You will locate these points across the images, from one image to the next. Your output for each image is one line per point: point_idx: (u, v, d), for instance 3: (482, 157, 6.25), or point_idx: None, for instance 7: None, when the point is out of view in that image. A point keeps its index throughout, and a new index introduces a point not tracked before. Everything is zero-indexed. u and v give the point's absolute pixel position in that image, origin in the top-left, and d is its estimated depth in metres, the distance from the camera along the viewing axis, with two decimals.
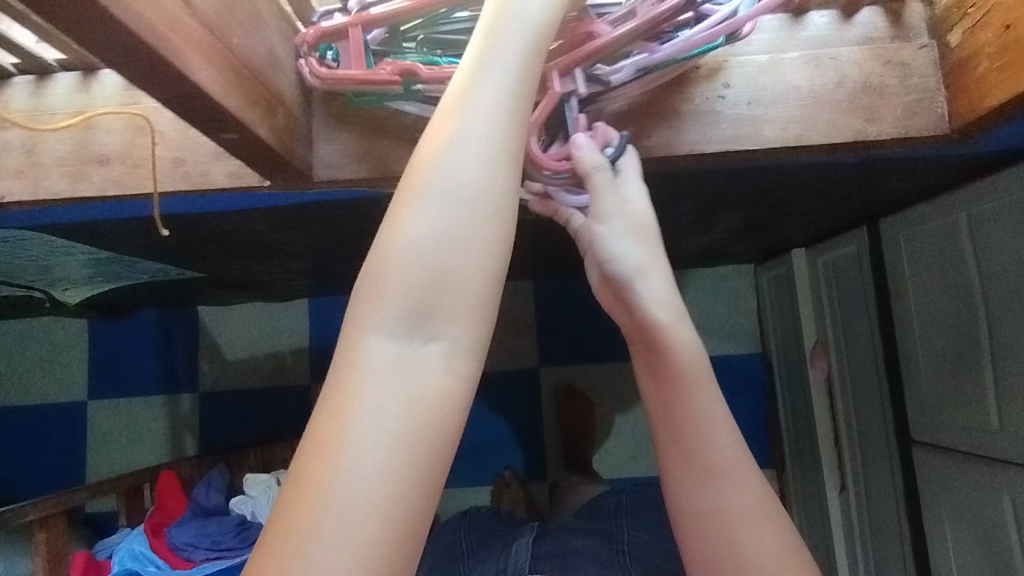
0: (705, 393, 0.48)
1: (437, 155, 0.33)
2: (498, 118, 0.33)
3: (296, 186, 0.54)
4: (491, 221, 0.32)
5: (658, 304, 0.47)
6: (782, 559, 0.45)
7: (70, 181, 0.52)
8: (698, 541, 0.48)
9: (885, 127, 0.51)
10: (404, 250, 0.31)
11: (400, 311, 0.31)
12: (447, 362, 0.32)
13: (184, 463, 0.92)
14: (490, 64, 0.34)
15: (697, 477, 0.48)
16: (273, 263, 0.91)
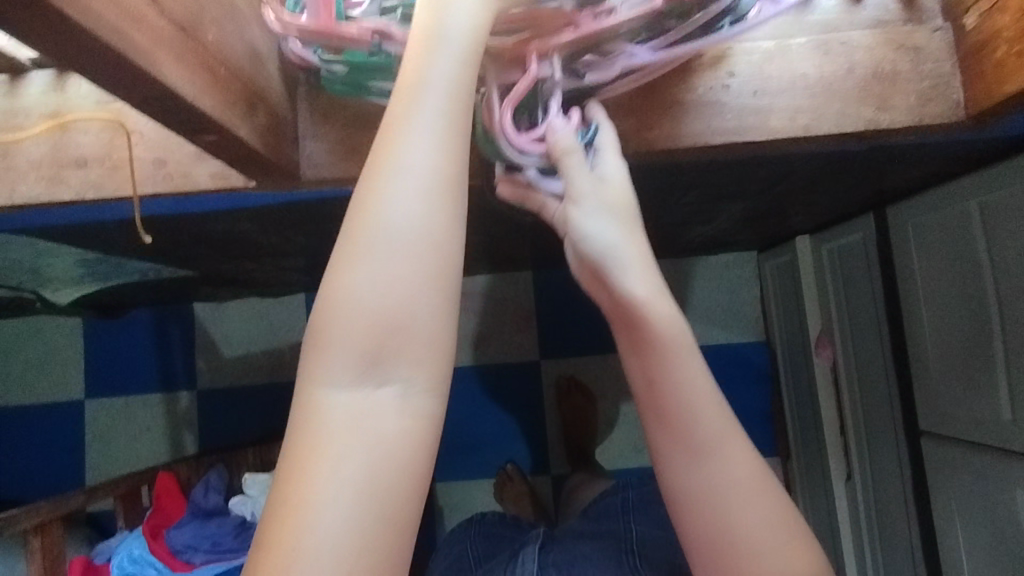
0: (687, 362, 0.39)
1: (376, 186, 0.30)
2: (439, 138, 0.30)
3: (282, 186, 0.52)
4: (439, 253, 0.30)
5: (637, 280, 0.39)
6: (778, 532, 0.40)
7: (47, 185, 0.50)
8: (694, 528, 0.40)
9: (897, 115, 0.49)
10: (349, 298, 0.29)
11: (350, 359, 0.29)
12: (405, 406, 0.29)
13: (181, 465, 0.91)
14: (426, 79, 0.31)
15: (684, 457, 0.40)
16: (266, 261, 0.90)
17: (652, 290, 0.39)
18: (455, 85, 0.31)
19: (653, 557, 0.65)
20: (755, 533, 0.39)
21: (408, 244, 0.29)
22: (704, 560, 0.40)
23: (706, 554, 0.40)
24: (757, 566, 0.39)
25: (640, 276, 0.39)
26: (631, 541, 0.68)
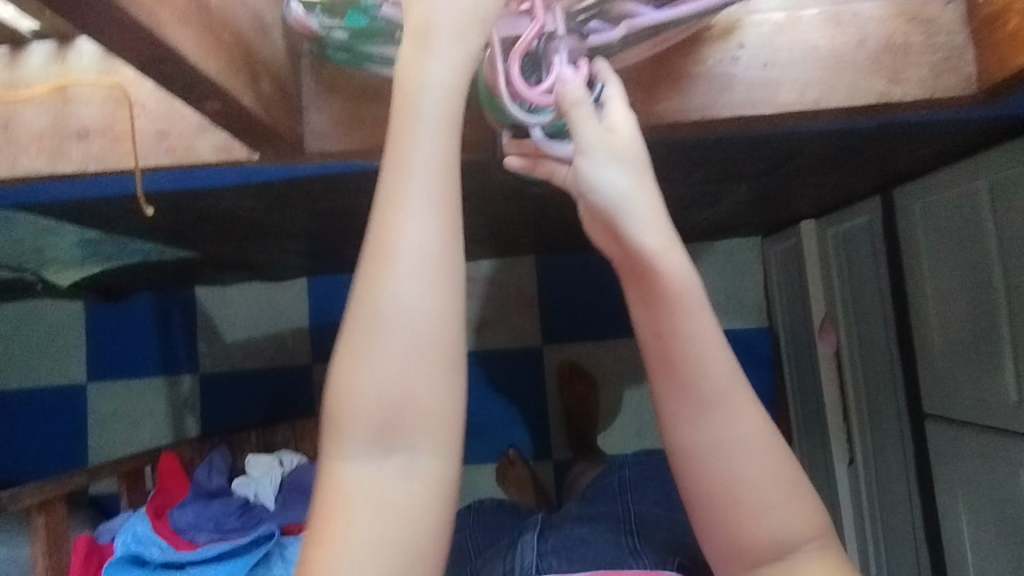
0: (697, 318, 0.39)
1: (374, 272, 0.30)
2: (432, 214, 0.30)
3: (286, 160, 0.51)
4: (441, 329, 0.30)
5: (646, 231, 0.38)
6: (778, 489, 0.40)
7: (48, 157, 0.50)
8: (695, 479, 0.41)
9: (909, 88, 0.49)
10: (359, 382, 0.29)
11: (362, 443, 0.30)
12: (420, 481, 0.30)
13: (185, 445, 0.92)
14: (416, 153, 0.31)
15: (691, 412, 0.40)
16: (268, 242, 0.89)
17: (663, 244, 0.38)
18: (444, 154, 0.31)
19: (657, 534, 0.65)
20: (755, 488, 0.40)
21: (412, 322, 0.30)
22: (700, 507, 0.41)
23: (704, 505, 0.41)
24: (754, 518, 0.40)
25: (649, 226, 0.38)
26: (632, 521, 0.67)
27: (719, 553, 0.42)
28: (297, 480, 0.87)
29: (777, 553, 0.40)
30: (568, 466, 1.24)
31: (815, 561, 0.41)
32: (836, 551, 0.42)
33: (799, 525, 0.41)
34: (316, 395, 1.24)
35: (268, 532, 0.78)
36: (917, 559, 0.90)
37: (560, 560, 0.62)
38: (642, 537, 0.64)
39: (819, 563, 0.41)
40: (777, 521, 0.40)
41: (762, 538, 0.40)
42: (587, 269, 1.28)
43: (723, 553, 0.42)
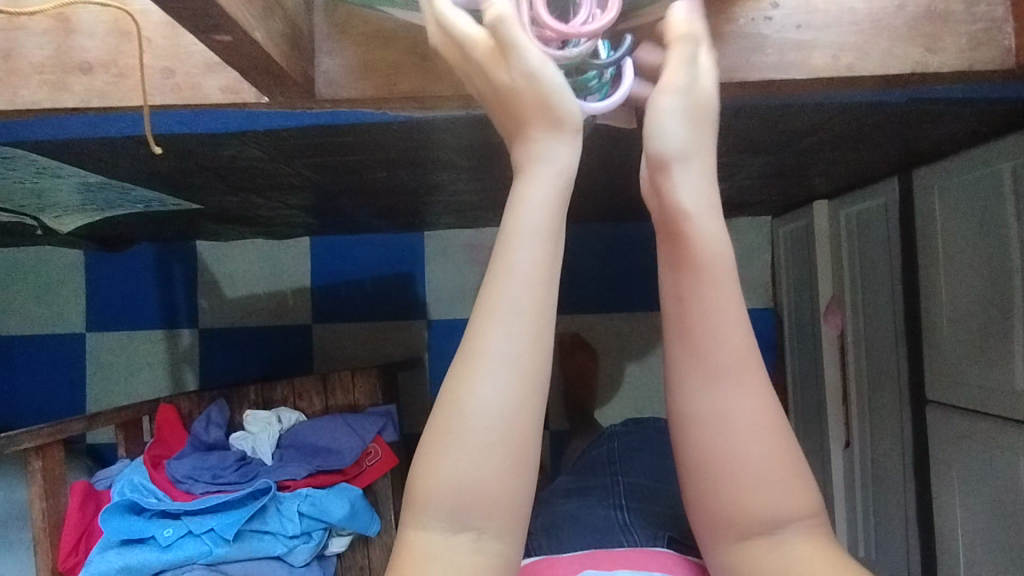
0: (716, 290, 0.39)
1: (468, 380, 0.38)
2: (521, 337, 0.38)
3: (297, 105, 0.50)
4: (519, 428, 0.38)
5: (689, 196, 0.39)
6: (777, 469, 0.39)
7: (50, 90, 0.49)
8: (694, 449, 0.40)
9: (946, 58, 0.47)
10: (445, 469, 0.37)
11: (442, 514, 0.38)
12: (484, 545, 0.38)
13: (183, 398, 0.91)
14: (512, 285, 0.38)
15: (697, 379, 0.39)
16: (272, 197, 0.87)
17: (703, 210, 0.39)
18: (535, 292, 0.38)
19: (651, 505, 0.64)
20: (753, 463, 0.39)
21: (493, 422, 0.37)
22: (696, 477, 0.40)
23: (699, 475, 0.40)
24: (749, 494, 0.39)
25: (696, 192, 0.39)
26: (624, 495, 0.66)
27: (709, 526, 0.41)
28: (295, 438, 0.87)
29: (769, 531, 0.40)
30: (564, 437, 1.24)
31: (806, 546, 0.40)
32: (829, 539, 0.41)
33: (795, 507, 0.40)
34: (315, 355, 1.24)
35: (265, 486, 0.77)
36: (907, 543, 0.90)
37: (548, 539, 0.62)
38: (634, 509, 0.63)
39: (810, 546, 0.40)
40: (772, 499, 0.39)
41: (754, 514, 0.40)
42: (594, 241, 1.26)
43: (712, 524, 0.41)
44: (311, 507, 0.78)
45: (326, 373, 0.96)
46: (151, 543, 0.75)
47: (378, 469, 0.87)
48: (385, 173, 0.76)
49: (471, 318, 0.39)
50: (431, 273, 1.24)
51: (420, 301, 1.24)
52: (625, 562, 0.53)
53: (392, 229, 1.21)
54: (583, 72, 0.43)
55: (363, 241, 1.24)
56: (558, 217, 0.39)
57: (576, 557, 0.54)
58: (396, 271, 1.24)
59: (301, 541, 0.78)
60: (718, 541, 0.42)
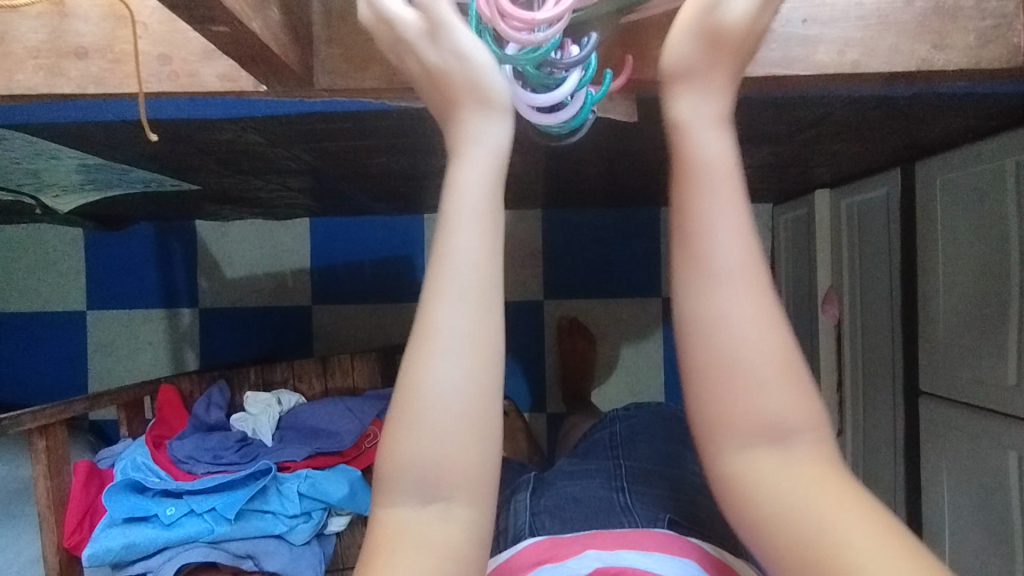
0: (720, 194, 0.38)
1: (422, 360, 0.38)
2: (468, 310, 0.38)
3: (295, 94, 0.49)
4: (474, 401, 0.38)
5: (692, 102, 0.38)
6: (779, 378, 0.38)
7: (45, 75, 0.48)
8: (693, 355, 0.38)
9: (954, 55, 0.46)
10: (410, 445, 0.38)
11: (411, 490, 0.38)
12: (452, 518, 0.39)
13: (184, 378, 0.92)
14: (453, 261, 0.38)
15: (699, 286, 0.38)
16: (270, 179, 0.87)
17: (705, 117, 0.38)
18: (482, 271, 0.38)
19: (647, 489, 0.65)
20: (759, 371, 0.37)
21: (453, 399, 0.38)
22: (701, 391, 0.38)
23: (706, 388, 0.38)
24: (753, 401, 0.38)
25: (700, 100, 0.38)
26: (621, 478, 0.67)
27: (708, 438, 0.39)
28: (295, 420, 0.88)
29: (777, 443, 0.38)
30: (561, 420, 1.26)
31: (806, 453, 0.38)
32: (835, 454, 0.39)
33: (801, 420, 0.38)
34: (315, 335, 1.25)
35: (265, 467, 0.79)
36: None
37: (552, 519, 0.62)
38: (635, 492, 0.64)
39: (816, 459, 0.38)
40: (777, 405, 0.38)
41: (759, 425, 0.38)
42: (594, 226, 1.26)
43: (717, 442, 0.39)
44: (310, 488, 0.79)
45: (326, 356, 0.98)
46: (154, 521, 0.76)
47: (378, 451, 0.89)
48: (383, 158, 0.75)
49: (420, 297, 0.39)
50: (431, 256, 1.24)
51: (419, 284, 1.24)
52: (623, 542, 0.53)
53: (391, 212, 1.21)
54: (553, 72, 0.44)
55: (363, 222, 1.24)
56: (497, 198, 0.40)
57: (578, 538, 0.55)
58: (396, 254, 1.24)
59: (301, 521, 0.79)
60: (715, 454, 0.39)
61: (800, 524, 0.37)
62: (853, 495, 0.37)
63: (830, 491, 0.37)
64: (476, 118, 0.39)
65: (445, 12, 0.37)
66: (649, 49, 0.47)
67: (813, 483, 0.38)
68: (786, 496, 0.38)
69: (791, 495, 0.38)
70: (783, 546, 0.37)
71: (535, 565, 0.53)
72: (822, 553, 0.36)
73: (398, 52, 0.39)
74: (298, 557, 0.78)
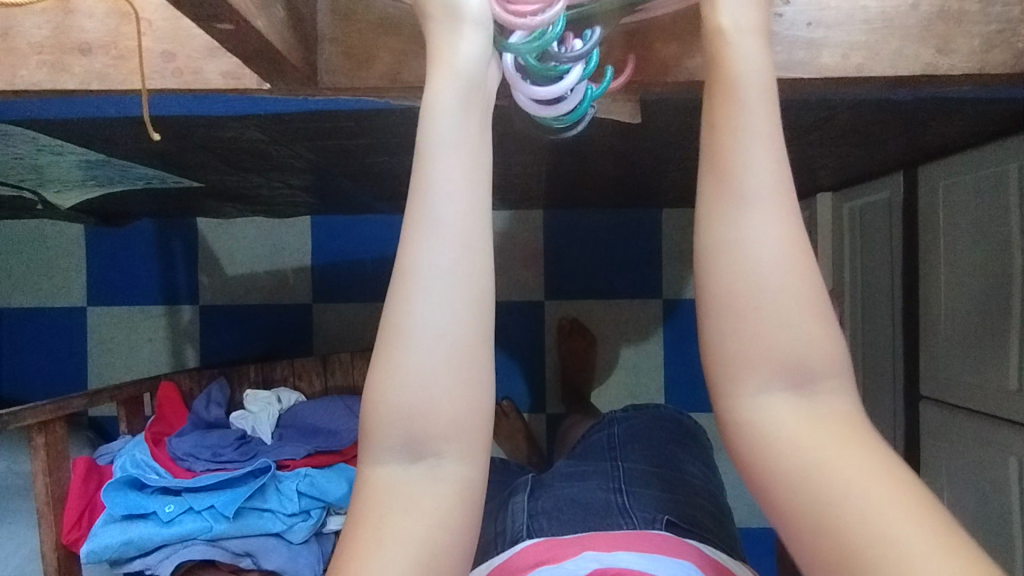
0: (756, 109, 0.34)
1: (404, 306, 0.35)
2: (451, 250, 0.35)
3: (299, 93, 0.49)
4: (461, 349, 0.36)
5: (733, 9, 0.34)
6: (807, 317, 0.35)
7: (49, 71, 0.48)
8: (715, 287, 0.35)
9: (958, 60, 0.46)
10: (394, 395, 0.35)
11: (397, 446, 0.37)
12: (442, 474, 0.37)
13: (183, 375, 0.92)
14: (434, 197, 0.35)
15: (730, 209, 0.34)
16: (272, 177, 0.87)
17: (749, 24, 0.34)
18: (465, 201, 0.36)
19: (647, 491, 0.65)
20: (785, 308, 0.34)
21: (439, 344, 0.35)
22: (721, 328, 0.35)
23: (729, 323, 0.35)
24: (777, 340, 0.35)
25: (741, 5, 0.34)
26: (620, 479, 0.67)
27: (724, 378, 0.36)
28: (294, 418, 0.88)
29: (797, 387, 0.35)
30: (560, 421, 1.26)
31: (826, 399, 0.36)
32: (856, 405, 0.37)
33: (824, 365, 0.35)
34: (316, 333, 1.25)
35: (264, 465, 0.79)
36: None
37: (550, 521, 0.62)
38: (634, 494, 0.64)
39: (836, 408, 0.36)
40: (802, 346, 0.35)
41: (782, 367, 0.35)
42: (595, 228, 1.26)
43: (736, 387, 0.36)
44: (309, 487, 0.79)
45: (326, 355, 0.98)
46: (153, 518, 0.76)
47: None
48: (385, 157, 0.75)
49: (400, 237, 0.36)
50: None
51: None
52: (622, 544, 0.53)
53: (393, 211, 1.20)
54: (557, 64, 0.43)
55: (365, 221, 1.24)
56: (476, 119, 0.36)
57: (576, 539, 0.55)
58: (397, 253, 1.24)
59: (299, 519, 0.79)
60: (734, 400, 0.36)
61: (817, 477, 0.34)
62: (877, 448, 0.35)
63: (850, 442, 0.35)
64: (455, 34, 0.35)
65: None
66: (655, 51, 0.47)
67: (834, 434, 0.35)
68: (807, 445, 0.35)
69: (809, 446, 0.35)
70: (800, 500, 0.35)
71: (534, 566, 0.53)
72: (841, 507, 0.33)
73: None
74: (296, 556, 0.78)
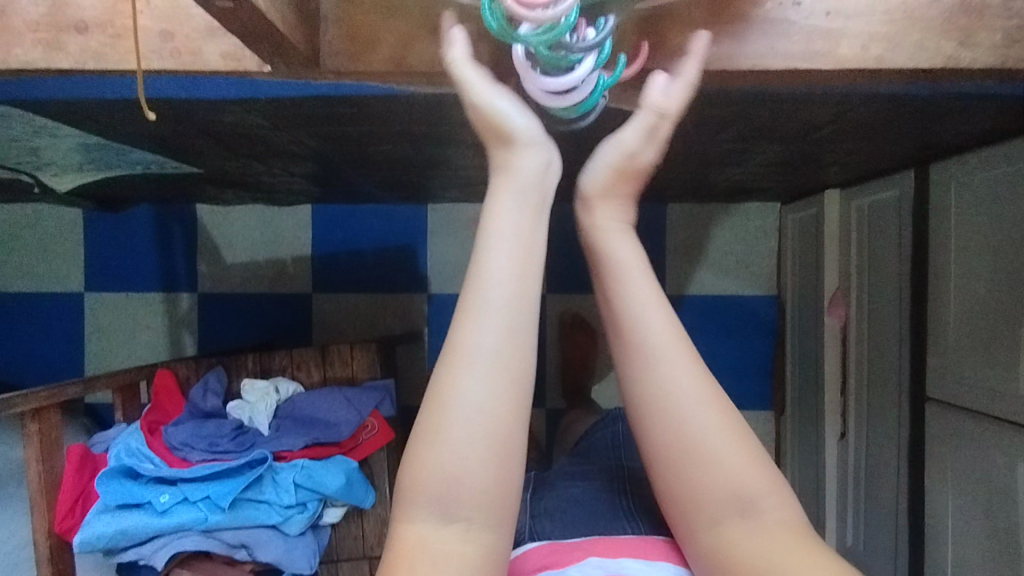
0: (637, 286, 0.47)
1: (451, 377, 0.42)
2: (498, 329, 0.42)
3: (299, 76, 0.48)
4: (503, 418, 0.42)
5: (604, 219, 0.49)
6: (725, 442, 0.44)
7: (45, 50, 0.47)
8: (651, 435, 0.46)
9: (980, 54, 0.45)
10: (432, 462, 0.41)
11: (432, 509, 0.42)
12: (472, 536, 0.42)
13: (181, 364, 0.91)
14: (487, 289, 0.43)
15: (639, 369, 0.46)
16: (273, 164, 0.85)
17: (617, 228, 0.49)
18: (514, 288, 0.43)
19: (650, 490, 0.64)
20: (705, 438, 0.44)
21: (478, 412, 0.42)
22: (665, 467, 0.46)
23: (669, 461, 0.45)
24: (709, 468, 0.44)
25: (609, 216, 0.50)
26: (623, 481, 0.66)
27: (680, 512, 0.46)
28: (293, 409, 0.87)
29: (737, 505, 0.44)
30: (560, 416, 1.25)
31: (774, 515, 0.44)
32: (793, 511, 0.45)
33: (752, 482, 0.44)
34: (315, 323, 1.24)
35: (261, 456, 0.78)
36: (896, 537, 0.91)
37: (553, 523, 0.61)
38: (637, 494, 0.63)
39: (778, 517, 0.44)
40: (729, 469, 0.44)
41: (717, 490, 0.44)
42: None
43: (687, 513, 0.46)
44: (306, 479, 0.78)
45: (325, 345, 0.96)
46: (147, 508, 0.74)
47: (375, 443, 0.88)
48: (389, 145, 0.74)
49: (452, 322, 0.44)
50: (434, 247, 1.23)
51: (421, 275, 1.23)
52: (626, 551, 0.52)
53: (395, 201, 1.19)
54: (569, 52, 0.42)
55: (366, 210, 1.23)
56: (527, 220, 0.45)
57: (579, 544, 0.54)
58: (398, 243, 1.23)
59: (296, 512, 0.78)
60: (694, 529, 0.46)
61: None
62: (815, 550, 0.43)
63: (797, 546, 0.43)
64: (517, 150, 0.45)
65: (474, 78, 0.43)
66: (667, 41, 0.45)
67: (783, 543, 0.43)
68: (762, 559, 0.43)
69: (758, 553, 0.43)
70: None
71: (538, 570, 0.53)
72: None
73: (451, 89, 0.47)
74: (292, 548, 0.77)
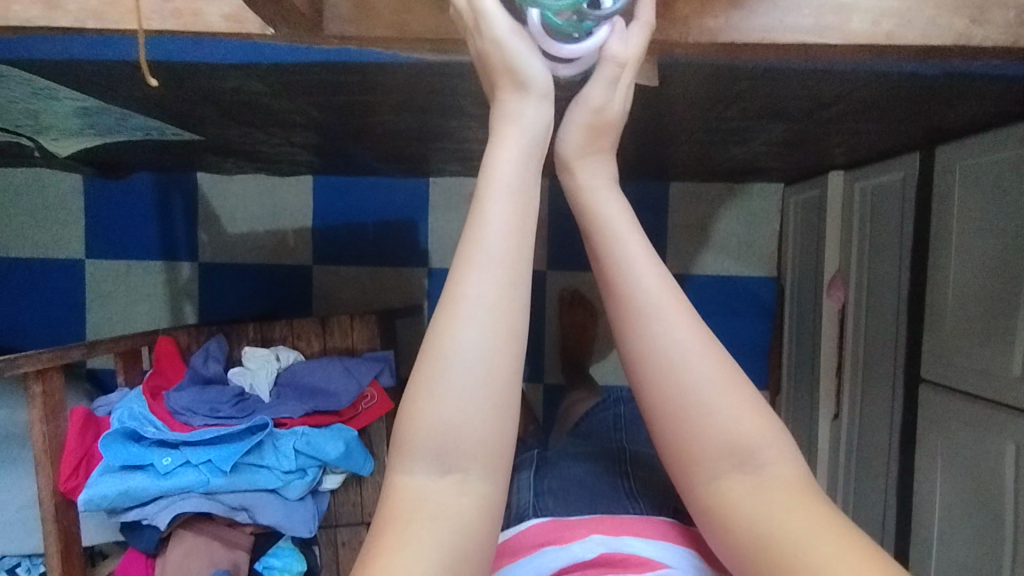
0: (629, 243, 0.47)
1: (447, 332, 0.42)
2: (495, 283, 0.43)
3: (303, 41, 0.48)
4: (497, 372, 0.42)
5: (591, 177, 0.49)
6: (720, 397, 0.45)
7: (43, 8, 0.46)
8: (646, 393, 0.47)
9: (993, 31, 0.44)
10: (427, 417, 0.42)
11: (426, 460, 0.43)
12: (464, 487, 0.43)
13: (181, 331, 0.92)
14: (485, 240, 0.43)
15: (633, 325, 0.46)
16: (275, 133, 0.85)
17: (602, 185, 0.49)
18: (513, 241, 0.43)
19: (649, 473, 0.66)
20: (700, 392, 0.45)
21: (475, 367, 0.42)
22: (662, 423, 0.46)
23: (666, 418, 0.46)
24: (707, 423, 0.45)
25: (596, 172, 0.49)
26: (626, 463, 0.68)
27: (680, 469, 0.47)
28: (292, 377, 0.88)
29: (734, 459, 0.45)
30: (558, 392, 1.26)
31: (775, 470, 0.45)
32: (793, 466, 0.46)
33: (749, 437, 0.45)
34: (316, 295, 1.24)
35: (262, 422, 0.79)
36: (884, 516, 0.93)
37: (556, 501, 0.62)
38: (637, 477, 0.65)
39: (776, 473, 0.45)
40: (725, 425, 0.45)
41: (714, 445, 0.45)
42: None
43: (685, 468, 0.46)
44: (306, 446, 0.79)
45: (325, 316, 0.97)
46: (150, 470, 0.76)
47: (373, 413, 0.89)
48: (393, 116, 0.73)
49: (449, 276, 0.44)
50: (435, 221, 1.22)
51: (421, 249, 1.23)
52: (628, 527, 0.55)
53: (396, 174, 1.19)
54: (582, 21, 0.42)
55: (368, 183, 1.22)
56: (531, 175, 0.45)
57: (582, 521, 0.56)
58: (400, 217, 1.23)
59: (296, 477, 0.79)
60: (693, 485, 0.47)
61: (769, 533, 0.43)
62: (815, 506, 0.44)
63: (795, 500, 0.44)
64: (526, 99, 0.44)
65: (504, 37, 0.42)
66: (675, 10, 0.45)
67: (782, 499, 0.44)
68: (761, 515, 0.43)
69: (756, 507, 0.44)
70: (754, 554, 0.43)
71: (539, 546, 0.54)
72: (785, 549, 0.41)
73: (466, 38, 0.44)
74: (292, 512, 0.79)
